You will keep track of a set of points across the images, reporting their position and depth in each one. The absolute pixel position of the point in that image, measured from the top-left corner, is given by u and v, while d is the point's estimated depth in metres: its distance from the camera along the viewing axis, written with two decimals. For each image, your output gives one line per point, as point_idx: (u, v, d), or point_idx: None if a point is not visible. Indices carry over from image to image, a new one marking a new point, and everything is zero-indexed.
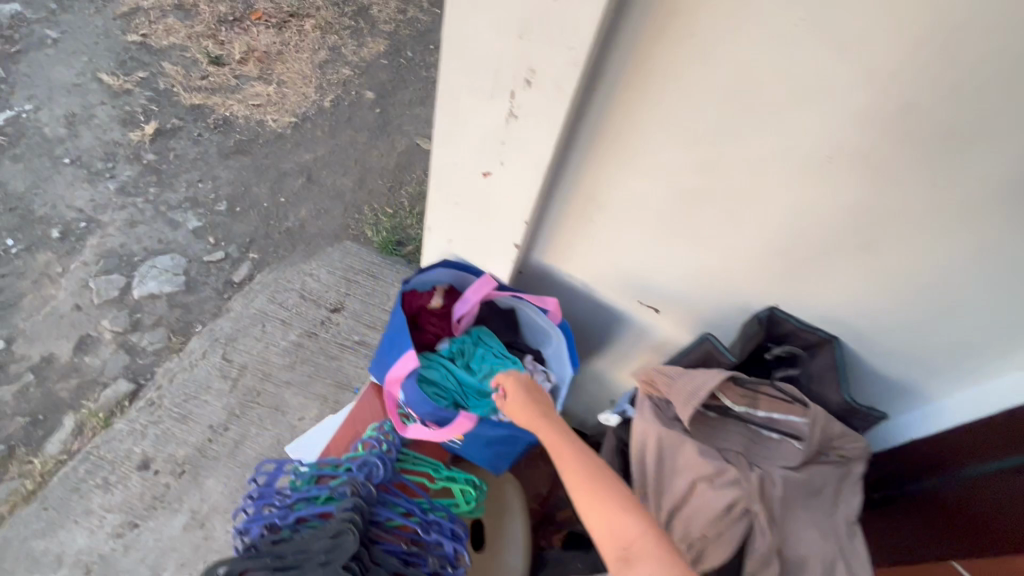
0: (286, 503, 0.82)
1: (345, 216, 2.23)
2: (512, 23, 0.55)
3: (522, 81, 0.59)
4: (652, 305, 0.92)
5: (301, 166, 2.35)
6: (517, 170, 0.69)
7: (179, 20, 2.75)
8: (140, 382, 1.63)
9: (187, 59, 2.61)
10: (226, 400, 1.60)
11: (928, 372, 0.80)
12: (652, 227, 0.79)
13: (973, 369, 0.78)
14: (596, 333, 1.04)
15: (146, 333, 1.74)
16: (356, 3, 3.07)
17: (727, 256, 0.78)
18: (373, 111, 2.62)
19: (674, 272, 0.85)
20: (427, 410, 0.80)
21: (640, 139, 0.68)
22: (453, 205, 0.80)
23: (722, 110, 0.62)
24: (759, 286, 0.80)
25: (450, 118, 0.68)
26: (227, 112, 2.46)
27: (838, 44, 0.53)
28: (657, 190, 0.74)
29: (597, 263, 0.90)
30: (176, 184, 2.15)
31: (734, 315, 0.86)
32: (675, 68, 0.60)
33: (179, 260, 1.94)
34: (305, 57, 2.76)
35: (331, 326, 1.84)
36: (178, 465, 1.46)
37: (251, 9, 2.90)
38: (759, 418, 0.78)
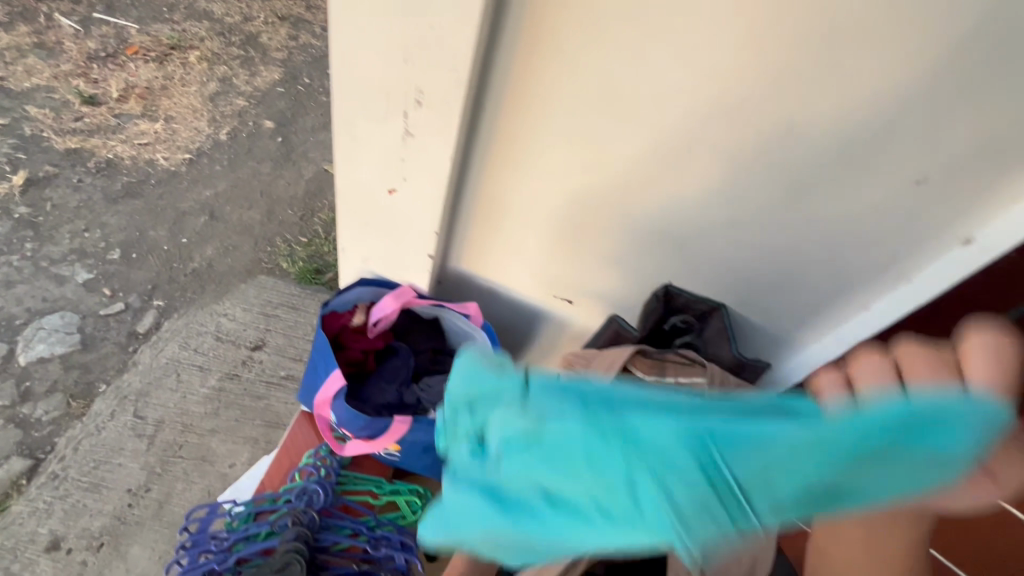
0: (223, 546, 0.80)
1: (257, 250, 2.14)
2: (394, 49, 0.60)
3: (412, 101, 0.64)
4: (566, 297, 0.98)
5: (201, 203, 2.24)
6: (419, 184, 0.74)
7: (42, 60, 2.54)
8: (38, 456, 1.48)
9: (56, 101, 2.41)
10: (143, 460, 1.49)
11: (806, 328, 0.91)
12: (555, 226, 0.86)
13: (841, 326, 0.88)
14: (521, 331, 1.08)
15: (39, 401, 1.58)
16: (244, 32, 2.97)
17: (625, 244, 0.86)
18: (274, 140, 2.55)
19: (581, 264, 0.91)
20: (358, 426, 0.80)
21: (530, 144, 0.75)
22: (364, 224, 0.83)
23: (592, 112, 0.69)
24: (655, 269, 0.88)
25: (349, 140, 0.71)
26: (110, 154, 2.29)
27: (674, 51, 0.62)
28: (553, 189, 0.80)
29: (509, 264, 0.96)
30: (58, 236, 1.98)
31: (637, 296, 0.94)
32: (546, 77, 0.67)
33: (71, 317, 1.78)
34: (193, 90, 2.63)
35: (254, 365, 1.76)
36: (96, 537, 1.35)
37: (126, 43, 2.72)
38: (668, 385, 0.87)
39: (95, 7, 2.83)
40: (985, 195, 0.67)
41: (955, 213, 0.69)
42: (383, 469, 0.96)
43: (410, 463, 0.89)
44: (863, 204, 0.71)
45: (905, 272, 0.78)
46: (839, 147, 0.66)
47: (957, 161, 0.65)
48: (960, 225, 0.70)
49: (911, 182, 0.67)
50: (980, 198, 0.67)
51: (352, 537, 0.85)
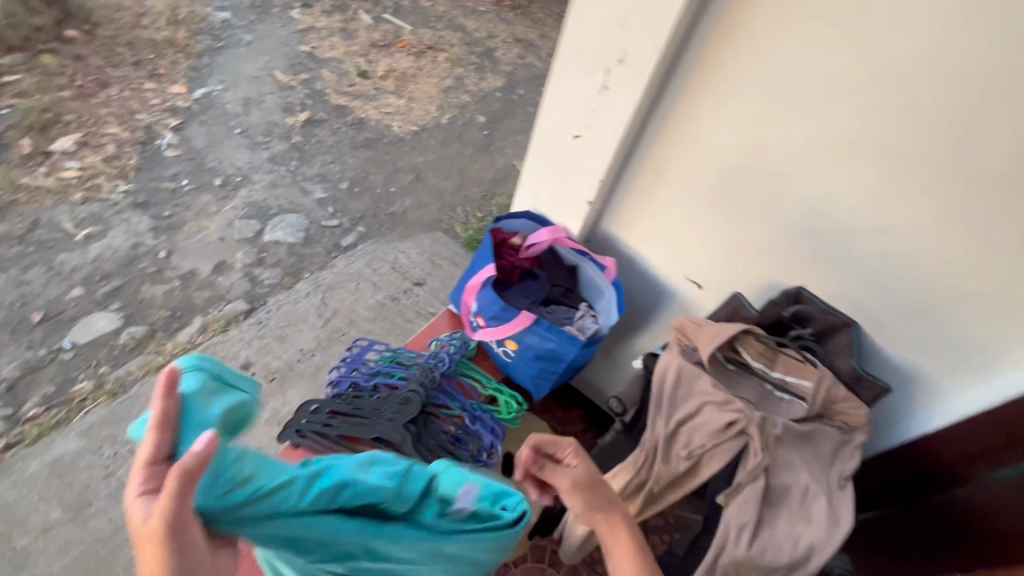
0: (370, 371, 1.04)
1: (441, 212, 2.53)
2: (615, 16, 0.78)
3: (616, 60, 0.82)
4: (696, 280, 1.05)
5: (413, 166, 2.71)
6: (601, 132, 0.91)
7: (341, 39, 3.24)
8: (254, 305, 1.96)
9: (341, 70, 3.07)
10: (317, 332, 1.89)
11: (947, 374, 0.86)
12: (703, 205, 0.96)
13: (989, 380, 0.83)
14: (642, 305, 1.16)
15: (267, 269, 2.08)
16: (484, 45, 3.50)
17: (766, 236, 0.92)
18: (481, 132, 2.98)
19: (718, 248, 0.99)
20: (491, 315, 0.99)
21: (699, 122, 0.87)
22: (546, 162, 1.02)
23: (763, 99, 0.80)
24: (790, 270, 0.92)
25: (557, 87, 0.91)
26: (363, 114, 2.89)
27: (851, 50, 0.71)
28: (710, 168, 0.91)
29: (651, 237, 1.07)
30: (313, 162, 2.57)
31: (766, 292, 0.97)
32: (728, 62, 0.80)
33: (303, 220, 2.30)
34: (434, 81, 3.19)
35: (412, 295, 2.10)
36: (271, 372, 1.74)
37: (399, 38, 3.38)
38: (773, 378, 0.89)
39: (386, 9, 3.54)
40: None
41: None
42: (496, 370, 1.14)
43: (519, 368, 1.05)
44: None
45: None
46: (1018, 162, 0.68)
47: None
48: None
49: None
50: None
51: (459, 409, 1.03)
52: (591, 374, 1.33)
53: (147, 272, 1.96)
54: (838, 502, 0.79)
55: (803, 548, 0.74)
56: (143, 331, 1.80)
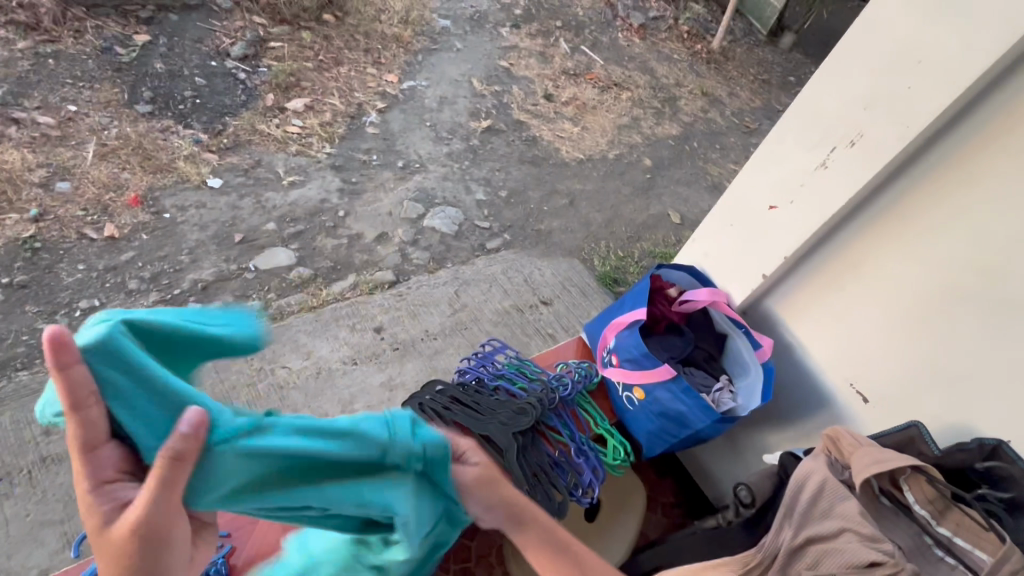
0: (496, 372, 1.08)
1: (585, 241, 2.57)
2: (862, 98, 0.75)
3: (847, 140, 0.78)
4: (862, 392, 0.94)
5: (570, 191, 2.78)
6: (802, 210, 0.86)
7: (537, 62, 3.45)
8: (399, 279, 2.15)
9: (529, 90, 3.27)
10: (444, 319, 2.01)
11: None
12: (897, 315, 0.87)
13: None
14: (786, 399, 1.06)
15: (418, 250, 2.28)
16: (669, 92, 3.50)
17: (971, 370, 0.81)
18: (643, 175, 2.97)
19: (900, 367, 0.88)
20: (628, 357, 0.98)
21: (926, 225, 0.81)
22: (728, 224, 0.99)
23: (1020, 217, 0.72)
24: (993, 418, 0.79)
25: (767, 155, 0.88)
26: (538, 133, 3.04)
27: None
28: (922, 277, 0.83)
29: (821, 331, 0.98)
30: (482, 165, 2.76)
31: (950, 436, 0.84)
32: (989, 168, 0.74)
33: (459, 215, 2.48)
34: (611, 117, 3.25)
35: (536, 311, 2.14)
36: (396, 342, 1.89)
37: (589, 71, 3.51)
38: (938, 534, 0.76)
39: (585, 42, 3.70)
40: None
41: None
42: (611, 413, 1.11)
43: (637, 419, 1.01)
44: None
45: None
46: None
47: None
48: None
49: None
50: None
51: (567, 437, 1.03)
52: (704, 451, 1.25)
53: (325, 225, 2.25)
54: None
55: None
56: (309, 274, 2.06)
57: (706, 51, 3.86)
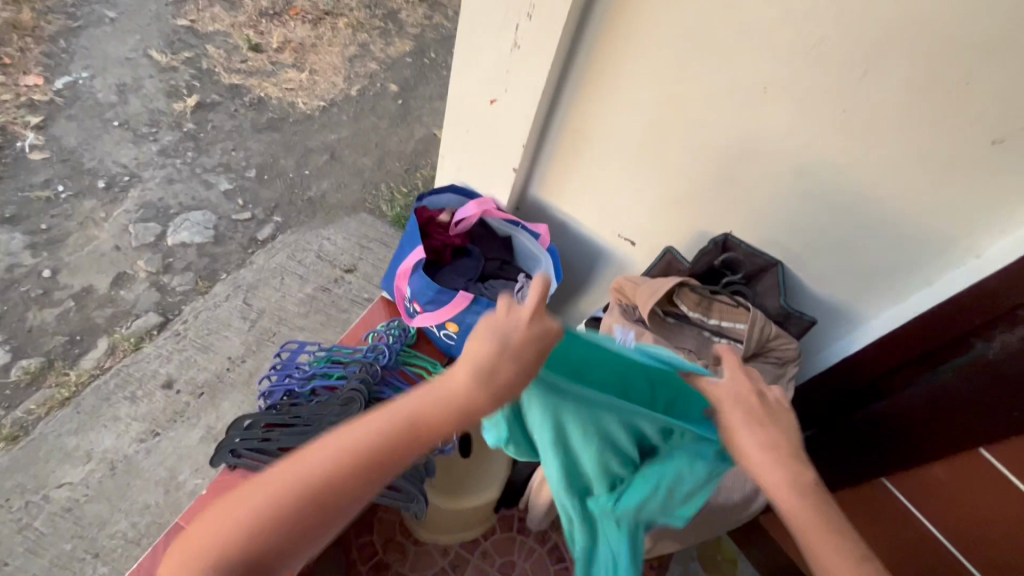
0: (303, 376, 0.97)
1: (363, 191, 2.40)
2: None
3: (524, 14, 0.76)
4: (629, 237, 1.05)
5: (326, 144, 2.52)
6: (517, 96, 0.86)
7: (224, 10, 2.88)
8: (167, 316, 1.78)
9: (229, 44, 2.74)
10: (244, 337, 1.76)
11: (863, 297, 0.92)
12: (628, 162, 0.95)
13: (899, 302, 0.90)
14: (579, 268, 1.16)
15: (176, 275, 1.90)
16: (386, 7, 3.24)
17: (691, 187, 0.93)
18: (395, 102, 2.81)
19: (644, 205, 0.99)
20: (428, 299, 0.94)
21: (616, 76, 0.85)
22: (464, 132, 0.96)
23: (677, 49, 0.78)
24: (717, 217, 0.94)
25: (467, 48, 0.84)
26: (262, 93, 2.61)
27: None
28: (631, 123, 0.89)
29: (581, 197, 1.05)
30: (211, 150, 2.32)
31: (696, 242, 0.99)
32: (639, 9, 0.76)
33: (210, 216, 2.10)
34: (336, 50, 2.93)
35: (343, 284, 1.99)
36: (198, 386, 1.61)
37: (291, 5, 3.05)
38: (710, 326, 0.92)
39: None
40: None
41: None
42: (440, 354, 1.11)
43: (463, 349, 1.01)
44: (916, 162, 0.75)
45: (972, 242, 0.79)
46: (916, 91, 0.69)
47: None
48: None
49: (988, 143, 0.70)
50: None
51: None
52: None
53: (31, 295, 1.73)
54: None
55: None
56: (38, 362, 1.60)
57: None
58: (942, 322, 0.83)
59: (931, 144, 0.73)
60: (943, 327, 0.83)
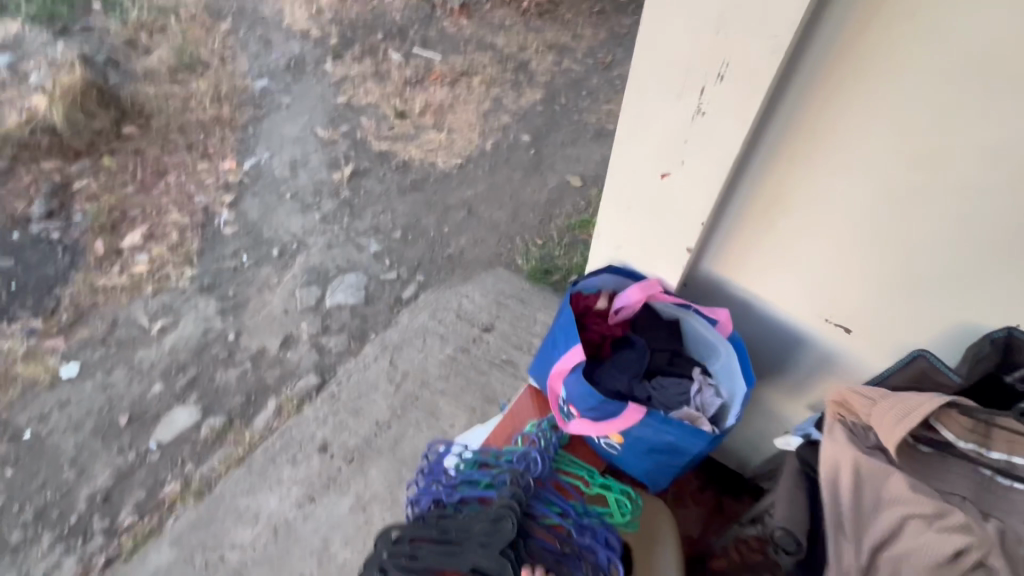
0: (451, 483, 0.89)
1: (499, 245, 2.38)
2: (708, 21, 0.58)
3: (714, 76, 0.62)
4: (842, 324, 0.82)
5: (463, 201, 2.58)
6: (699, 169, 0.71)
7: (376, 83, 3.10)
8: (325, 377, 1.90)
9: (378, 114, 2.96)
10: (390, 400, 1.78)
11: None
12: (855, 236, 0.73)
13: None
14: (766, 356, 0.95)
15: (332, 336, 2.02)
16: (518, 59, 3.27)
17: (955, 265, 0.69)
18: (528, 152, 2.81)
19: (873, 287, 0.76)
20: (587, 406, 0.81)
21: (845, 131, 0.66)
22: (626, 210, 0.83)
23: (953, 88, 0.58)
24: (985, 302, 0.70)
25: (634, 120, 0.72)
26: (406, 156, 2.77)
27: None
28: (866, 187, 0.69)
29: (773, 276, 0.84)
30: (363, 215, 2.50)
31: (957, 336, 0.75)
32: (890, 46, 0.59)
33: (361, 278, 2.23)
34: (472, 108, 3.02)
35: (482, 344, 1.94)
36: (349, 452, 1.66)
37: (431, 70, 3.18)
38: (993, 461, 0.64)
39: (414, 43, 3.31)
40: None
41: None
42: (597, 460, 0.98)
43: (630, 460, 0.85)
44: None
45: None
46: None
47: None
48: None
49: None
50: None
51: (560, 516, 0.86)
52: None
53: (219, 357, 1.96)
54: None
55: None
56: (222, 421, 1.79)
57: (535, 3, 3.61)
58: None
59: None
60: None
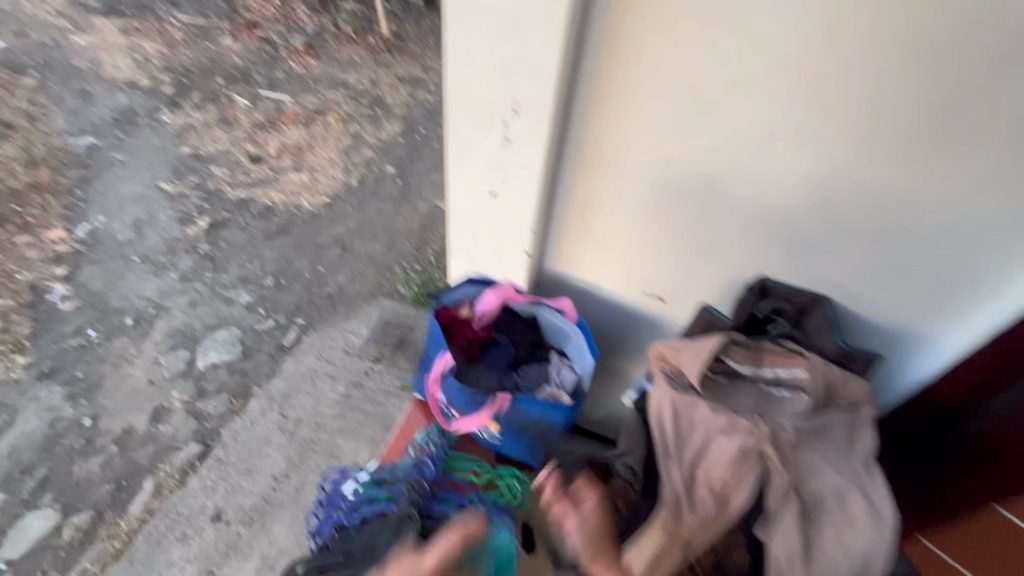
0: (350, 505, 0.93)
1: (378, 276, 2.42)
2: (495, 69, 0.72)
3: (511, 112, 0.75)
4: (657, 294, 1.01)
5: (336, 238, 2.56)
6: (518, 186, 0.84)
7: (223, 130, 2.96)
8: (208, 443, 1.78)
9: (231, 161, 2.83)
10: (286, 451, 1.73)
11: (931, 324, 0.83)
12: (647, 222, 0.91)
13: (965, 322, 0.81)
14: (611, 333, 1.12)
15: (210, 398, 1.90)
16: (371, 95, 3.32)
17: (715, 238, 0.88)
18: (394, 183, 2.87)
19: (668, 260, 0.95)
20: (464, 404, 0.90)
21: (618, 145, 0.82)
22: (470, 227, 0.95)
23: (676, 110, 0.74)
24: (749, 263, 0.88)
25: (459, 149, 0.84)
26: (268, 202, 2.69)
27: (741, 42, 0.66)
28: (643, 185, 0.86)
29: (601, 263, 1.01)
30: (228, 267, 2.38)
31: (728, 289, 0.94)
32: (625, 81, 0.74)
33: (235, 332, 2.12)
34: (331, 145, 3.01)
35: (375, 375, 1.95)
36: (247, 513, 1.60)
37: (281, 111, 3.12)
38: (766, 377, 0.85)
39: (260, 87, 3.21)
40: None
41: None
42: (487, 453, 1.07)
43: (510, 445, 0.96)
44: (986, 167, 0.67)
45: None
46: (937, 109, 0.65)
47: None
48: None
49: None
50: None
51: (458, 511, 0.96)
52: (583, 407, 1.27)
53: (75, 448, 1.75)
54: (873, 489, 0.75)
55: (858, 558, 0.70)
56: (89, 517, 1.62)
57: (382, 41, 3.69)
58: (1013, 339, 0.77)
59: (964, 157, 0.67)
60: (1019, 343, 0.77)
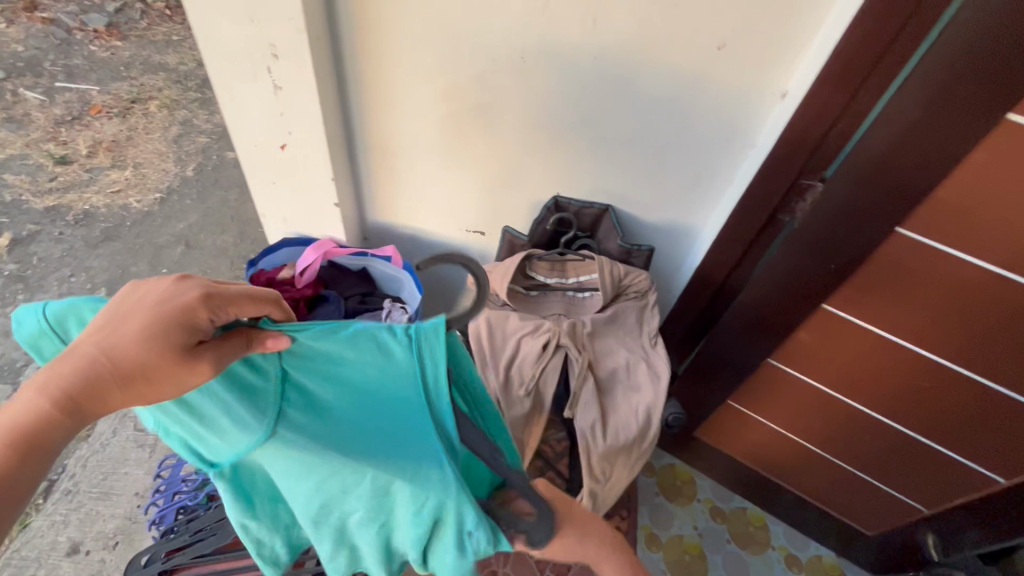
0: (194, 486, 0.94)
1: (234, 269, 2.14)
2: (241, 12, 0.70)
3: (270, 56, 0.74)
4: (476, 229, 1.07)
5: (177, 235, 2.23)
6: (304, 134, 0.84)
7: (12, 131, 2.47)
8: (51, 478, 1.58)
9: (29, 166, 2.37)
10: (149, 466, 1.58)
11: (693, 213, 0.99)
12: (444, 157, 0.96)
13: (716, 206, 0.97)
14: (448, 273, 1.18)
15: None
16: (199, 75, 2.87)
17: (509, 164, 0.95)
18: (238, 168, 2.50)
19: (476, 192, 1.00)
20: None
21: (397, 79, 0.85)
22: (272, 184, 0.94)
23: (435, 38, 0.79)
24: (543, 183, 0.97)
25: (235, 103, 0.82)
26: (86, 206, 2.28)
27: None
28: (430, 120, 0.90)
29: (419, 206, 1.05)
30: (46, 284, 2.02)
31: (532, 213, 1.02)
32: (382, 12, 0.77)
33: None
34: (157, 136, 2.57)
35: None
36: (109, 537, 1.41)
37: (88, 104, 2.62)
38: (571, 284, 0.95)
39: (56, 77, 2.71)
40: (779, 50, 0.75)
41: (767, 70, 0.77)
42: None
43: None
44: (695, 73, 0.78)
45: (748, 135, 0.85)
46: (643, 21, 0.74)
47: (744, 19, 0.72)
48: (772, 78, 0.78)
49: (716, 48, 0.75)
50: (778, 53, 0.75)
51: None
52: None
53: None
54: (654, 359, 0.91)
55: (642, 413, 0.85)
56: None
57: None
58: (748, 217, 0.92)
59: (677, 64, 0.78)
60: (751, 220, 0.93)
